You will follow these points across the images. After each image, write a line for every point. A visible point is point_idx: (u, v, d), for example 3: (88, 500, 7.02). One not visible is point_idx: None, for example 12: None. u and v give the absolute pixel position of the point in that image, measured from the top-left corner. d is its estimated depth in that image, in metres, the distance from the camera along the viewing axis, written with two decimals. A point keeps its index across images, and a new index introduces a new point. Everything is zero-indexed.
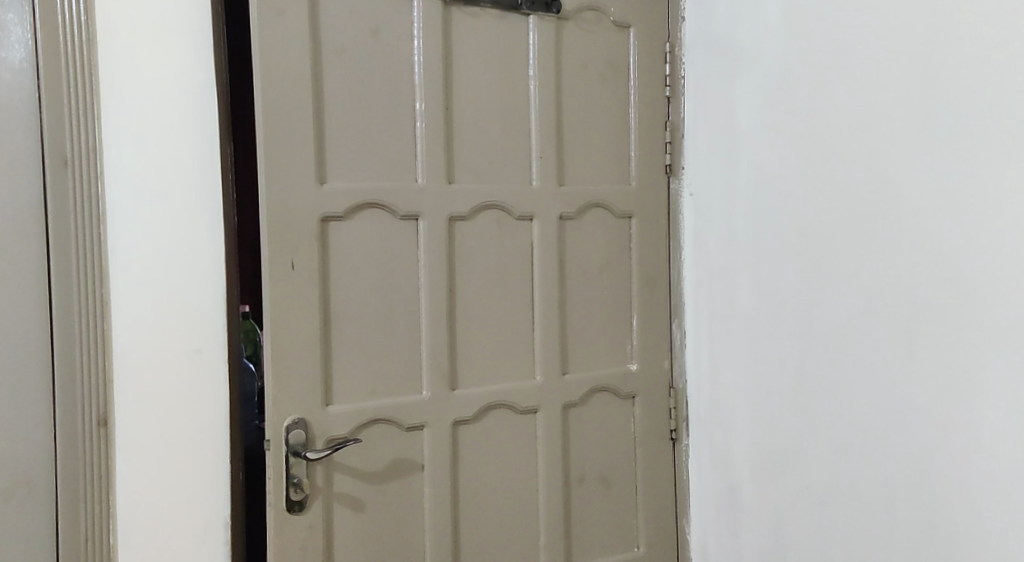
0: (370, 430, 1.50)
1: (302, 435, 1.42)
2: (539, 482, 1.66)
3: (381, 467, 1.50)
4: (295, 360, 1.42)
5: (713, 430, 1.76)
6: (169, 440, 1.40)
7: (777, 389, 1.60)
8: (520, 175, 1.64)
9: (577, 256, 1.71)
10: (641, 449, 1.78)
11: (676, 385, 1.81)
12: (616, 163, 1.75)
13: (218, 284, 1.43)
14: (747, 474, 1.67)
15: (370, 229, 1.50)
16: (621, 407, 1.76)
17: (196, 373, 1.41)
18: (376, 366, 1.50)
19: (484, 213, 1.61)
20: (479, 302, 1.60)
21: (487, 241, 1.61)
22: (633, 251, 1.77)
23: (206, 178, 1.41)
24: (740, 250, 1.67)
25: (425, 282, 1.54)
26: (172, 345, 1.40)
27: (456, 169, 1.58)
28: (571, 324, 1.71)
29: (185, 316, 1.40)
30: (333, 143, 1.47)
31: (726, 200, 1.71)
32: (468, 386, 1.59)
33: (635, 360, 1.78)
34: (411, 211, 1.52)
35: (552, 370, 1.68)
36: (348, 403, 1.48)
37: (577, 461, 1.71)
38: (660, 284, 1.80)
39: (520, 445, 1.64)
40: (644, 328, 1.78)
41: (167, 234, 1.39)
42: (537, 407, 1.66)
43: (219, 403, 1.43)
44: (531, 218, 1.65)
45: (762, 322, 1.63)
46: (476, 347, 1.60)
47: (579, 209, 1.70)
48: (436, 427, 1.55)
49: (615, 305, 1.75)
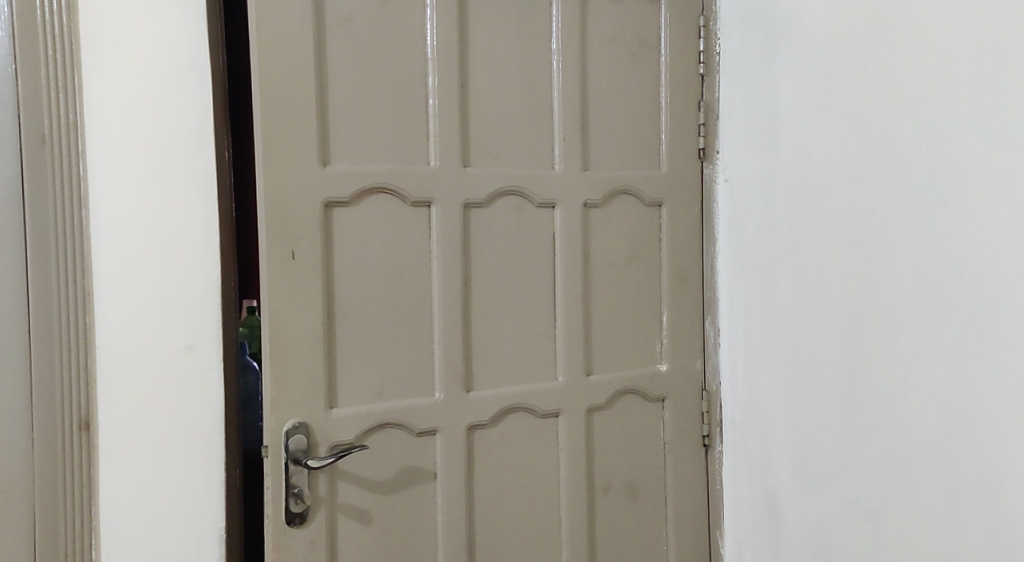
0: (378, 435, 1.37)
1: (304, 441, 1.30)
2: (561, 492, 1.53)
3: (391, 476, 1.38)
4: (295, 358, 1.30)
5: (748, 437, 1.61)
6: (158, 444, 1.28)
7: (821, 392, 1.45)
8: (541, 158, 1.51)
9: (602, 247, 1.58)
10: (672, 457, 1.64)
11: (709, 387, 1.67)
12: (645, 146, 1.62)
13: (212, 276, 1.31)
14: (786, 484, 1.52)
15: (378, 217, 1.37)
16: (649, 410, 1.63)
17: (187, 372, 1.30)
18: (383, 364, 1.38)
19: (502, 199, 1.48)
20: (497, 296, 1.48)
21: (505, 229, 1.48)
22: (663, 242, 1.64)
23: (200, 159, 1.30)
24: (778, 240, 1.53)
25: (438, 274, 1.42)
26: (162, 341, 1.28)
27: (472, 151, 1.45)
28: (596, 320, 1.58)
29: (176, 309, 1.29)
30: (338, 122, 1.34)
31: (763, 186, 1.56)
32: (484, 388, 1.46)
33: (665, 361, 1.64)
34: (423, 196, 1.40)
35: (575, 370, 1.55)
36: (355, 405, 1.35)
37: (601, 469, 1.58)
38: (693, 278, 1.66)
39: (540, 452, 1.52)
40: (675, 325, 1.64)
41: (157, 220, 1.28)
42: (559, 410, 1.53)
43: (214, 404, 1.32)
44: (553, 205, 1.53)
45: (804, 318, 1.48)
46: (494, 345, 1.48)
47: (605, 196, 1.58)
48: (449, 432, 1.42)
49: (643, 301, 1.62)
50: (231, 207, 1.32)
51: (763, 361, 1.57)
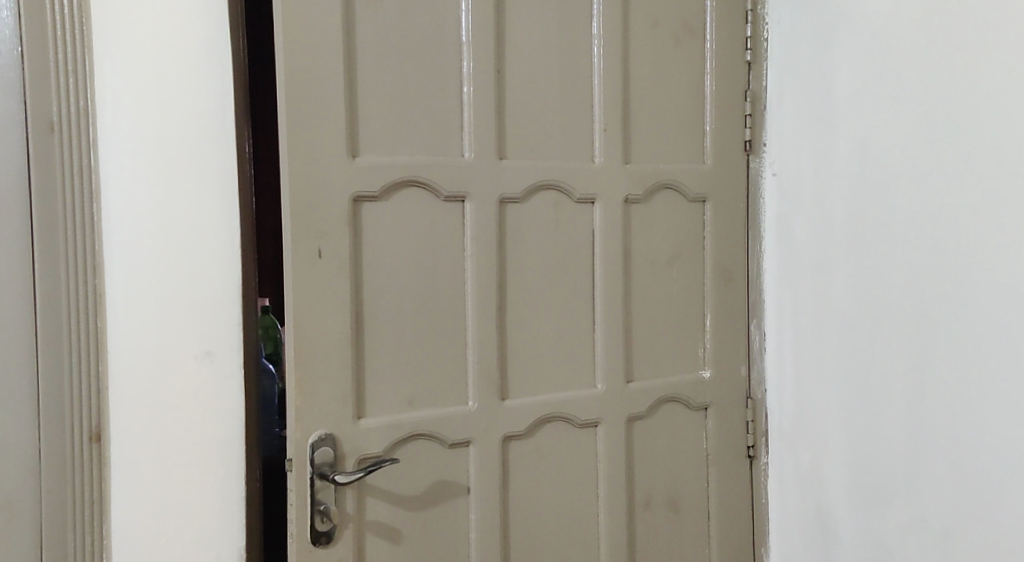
0: (409, 447, 1.28)
1: (330, 454, 1.21)
2: (600, 507, 1.44)
3: (422, 491, 1.28)
4: (321, 365, 1.21)
5: (798, 448, 1.51)
6: (173, 457, 1.19)
7: (882, 403, 1.35)
8: (580, 151, 1.42)
9: (644, 246, 1.48)
10: (715, 469, 1.54)
11: (754, 394, 1.58)
12: (689, 138, 1.53)
13: (232, 276, 1.22)
14: (842, 500, 1.42)
15: (410, 213, 1.28)
16: (692, 420, 1.53)
17: (205, 379, 1.20)
18: (414, 371, 1.28)
19: (540, 194, 1.38)
20: (533, 299, 1.38)
21: (542, 226, 1.39)
22: (707, 241, 1.54)
23: (218, 149, 1.20)
24: (834, 239, 1.43)
25: (473, 274, 1.32)
26: (178, 345, 1.19)
27: (508, 142, 1.35)
28: (637, 323, 1.48)
29: (193, 312, 1.20)
30: (367, 111, 1.25)
31: (817, 182, 1.46)
32: (520, 396, 1.37)
33: (708, 367, 1.55)
34: (457, 191, 1.30)
35: (615, 377, 1.45)
36: (384, 415, 1.26)
37: (641, 482, 1.48)
38: (738, 278, 1.56)
39: (578, 464, 1.42)
40: (719, 329, 1.55)
41: (172, 215, 1.18)
42: (599, 419, 1.43)
43: (234, 414, 1.22)
44: (593, 201, 1.43)
45: (864, 324, 1.38)
46: (530, 350, 1.38)
47: (648, 191, 1.48)
48: (483, 444, 1.33)
49: (686, 303, 1.53)
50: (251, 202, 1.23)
51: (815, 369, 1.47)
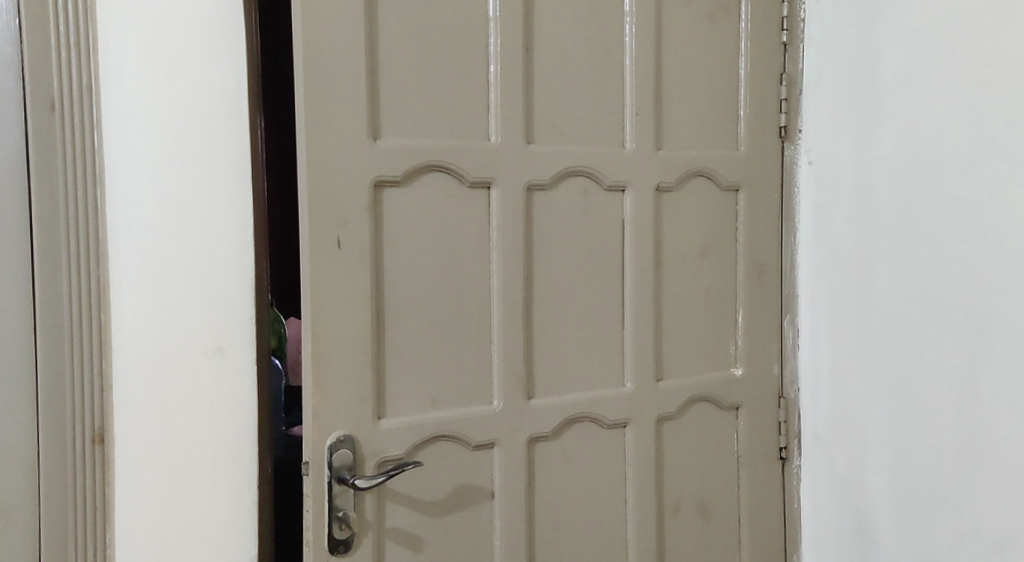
0: (431, 449, 1.20)
1: (349, 457, 1.13)
2: (629, 512, 1.37)
3: (444, 496, 1.21)
4: (340, 361, 1.13)
5: (835, 450, 1.45)
6: (181, 461, 1.11)
7: (930, 404, 1.28)
8: (610, 135, 1.34)
9: (675, 237, 1.41)
10: (747, 471, 1.47)
11: (787, 394, 1.51)
12: (722, 124, 1.45)
13: (244, 266, 1.14)
14: (884, 506, 1.36)
15: (433, 199, 1.20)
16: (723, 420, 1.46)
17: (216, 376, 1.12)
18: (436, 368, 1.21)
19: (569, 181, 1.31)
20: (561, 292, 1.31)
21: (571, 215, 1.31)
22: (740, 233, 1.47)
23: (230, 130, 1.12)
24: (879, 231, 1.36)
25: (499, 266, 1.24)
26: (187, 340, 1.11)
27: (536, 125, 1.28)
28: (668, 318, 1.41)
29: (203, 305, 1.11)
30: (389, 90, 1.17)
31: (860, 170, 1.39)
32: (547, 395, 1.30)
33: (740, 365, 1.47)
34: (483, 177, 1.22)
35: (644, 375, 1.37)
36: (405, 415, 1.18)
37: (671, 486, 1.41)
38: (771, 272, 1.49)
39: (607, 466, 1.35)
40: (751, 325, 1.48)
41: (181, 201, 1.10)
42: (628, 420, 1.36)
43: (246, 413, 1.14)
44: (623, 189, 1.35)
45: (910, 320, 1.31)
46: (558, 347, 1.31)
47: (680, 178, 1.40)
48: (508, 445, 1.25)
49: (719, 297, 1.45)
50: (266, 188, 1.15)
51: (855, 367, 1.41)
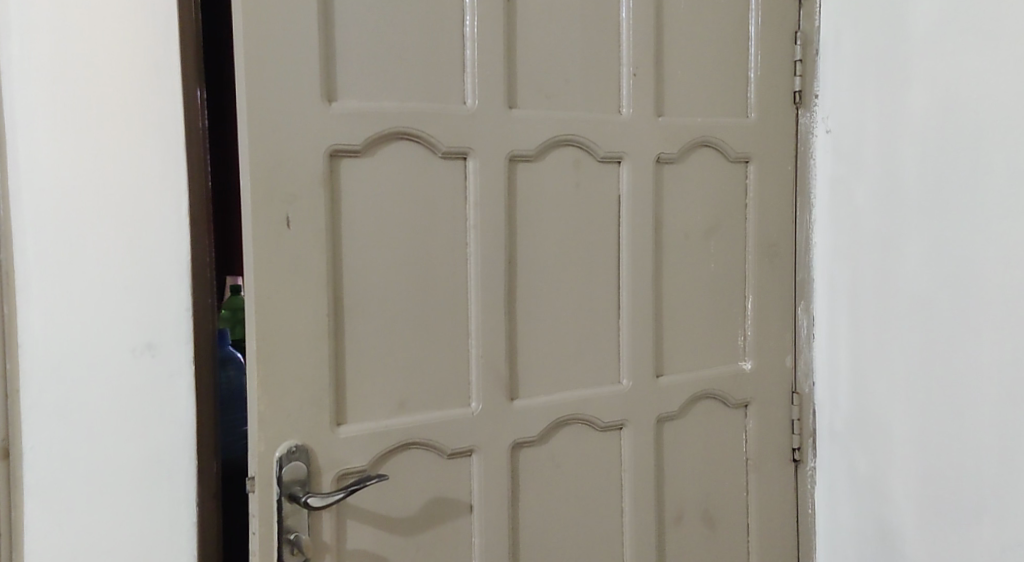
0: (400, 459, 1.05)
1: (302, 471, 0.98)
2: (625, 524, 1.22)
3: (415, 511, 1.06)
4: (291, 360, 0.97)
5: (855, 451, 1.30)
6: (105, 476, 0.96)
7: (965, 401, 1.14)
8: (604, 100, 1.18)
9: (677, 215, 1.25)
10: (756, 476, 1.33)
11: (800, 389, 1.36)
12: (730, 88, 1.29)
13: (179, 250, 0.98)
14: (911, 514, 1.21)
15: (401, 172, 1.04)
16: (730, 419, 1.31)
17: (145, 379, 0.97)
18: (405, 367, 1.05)
19: (557, 152, 1.15)
20: (549, 278, 1.15)
21: (560, 190, 1.15)
22: (749, 210, 1.32)
23: (160, 91, 0.97)
24: (907, 206, 1.21)
25: (477, 248, 1.09)
26: (111, 336, 0.95)
27: (519, 88, 1.12)
28: (669, 307, 1.25)
29: (130, 295, 0.96)
30: (346, 45, 1.00)
31: (885, 139, 1.24)
32: (532, 395, 1.15)
33: (749, 358, 1.33)
34: (458, 146, 1.06)
35: (643, 370, 1.22)
36: (369, 421, 1.03)
37: (673, 494, 1.26)
38: (784, 254, 1.34)
39: (600, 473, 1.20)
40: (761, 313, 1.32)
41: (102, 173, 0.94)
42: (624, 421, 1.21)
43: (182, 422, 0.99)
44: (619, 160, 1.19)
45: (942, 307, 1.16)
46: (545, 340, 1.16)
47: (683, 149, 1.24)
48: (489, 453, 1.10)
49: (726, 283, 1.30)
50: (207, 158, 0.99)
51: (878, 360, 1.26)
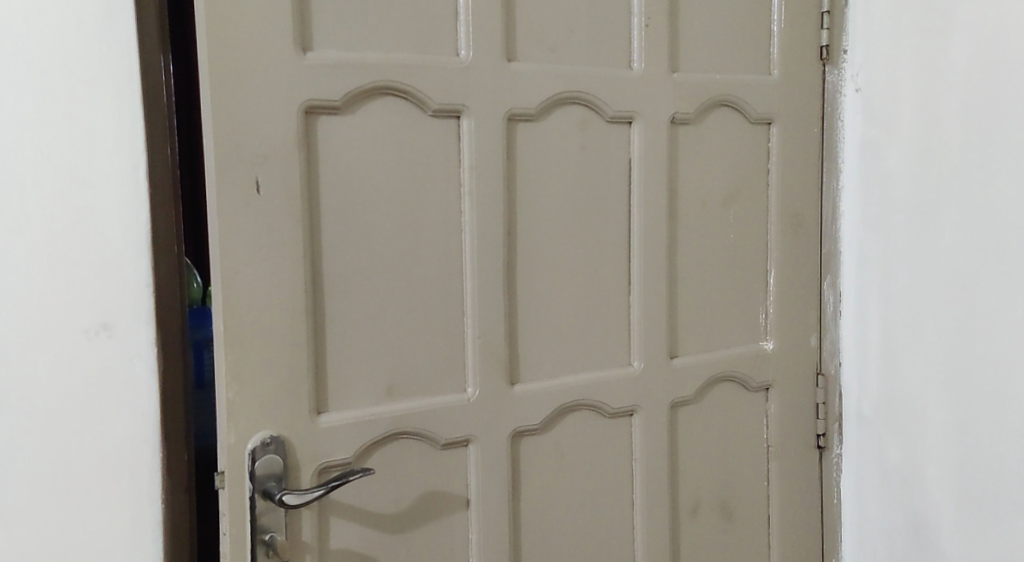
0: (388, 451, 0.95)
1: (278, 465, 0.88)
2: (636, 518, 1.12)
3: (405, 507, 0.96)
4: (264, 341, 0.87)
5: (885, 437, 1.20)
6: (57, 464, 0.89)
7: (1008, 383, 1.03)
8: (614, 55, 1.07)
9: (693, 182, 1.14)
10: (777, 464, 1.23)
11: (826, 370, 1.26)
12: (751, 42, 1.18)
13: (138, 219, 0.90)
14: (945, 506, 1.11)
15: (386, 132, 0.93)
16: (751, 403, 1.21)
17: (101, 359, 0.89)
18: (393, 348, 0.95)
19: (561, 111, 1.04)
20: (552, 250, 1.05)
21: (565, 153, 1.05)
22: (772, 176, 1.21)
23: (114, 44, 0.88)
24: (946, 170, 1.09)
25: (472, 218, 0.98)
26: (63, 311, 0.88)
27: (519, 39, 1.00)
28: (684, 282, 1.14)
29: (80, 266, 0.88)
30: None
31: (922, 96, 1.12)
32: (535, 380, 1.05)
33: (771, 337, 1.22)
34: (450, 102, 0.95)
35: (656, 352, 1.12)
36: (353, 409, 0.93)
37: (688, 485, 1.16)
38: (808, 224, 1.23)
39: (609, 464, 1.10)
40: (784, 288, 1.22)
41: (46, 129, 0.86)
42: (635, 407, 1.11)
43: (144, 406, 0.91)
44: (630, 120, 1.08)
45: (984, 280, 1.05)
46: (548, 319, 1.05)
47: (700, 109, 1.13)
48: (487, 443, 1.00)
49: (747, 256, 1.19)
50: (172, 122, 0.91)
51: (912, 338, 1.15)
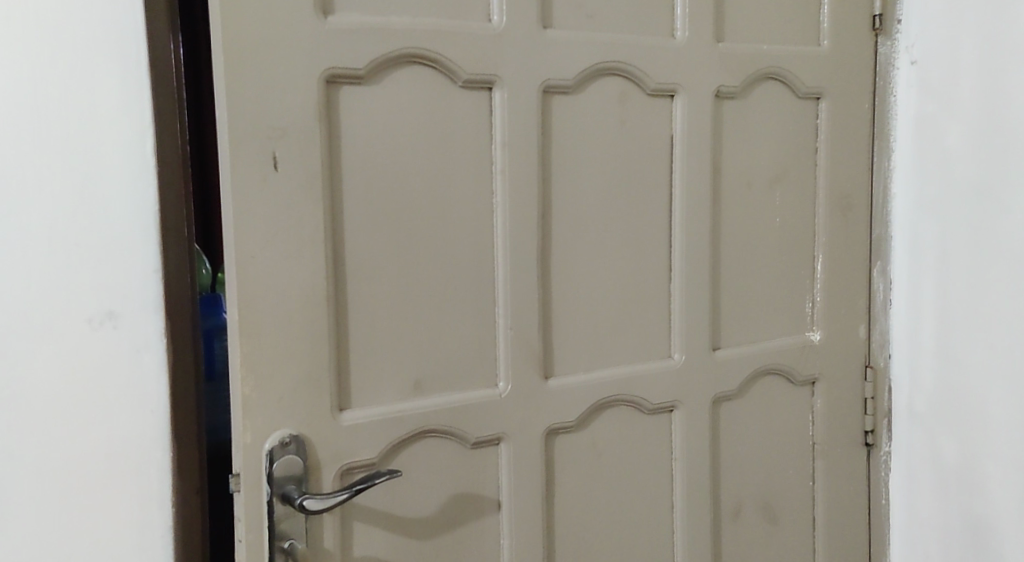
0: (415, 450, 0.88)
1: (297, 467, 0.81)
2: (676, 521, 1.05)
3: (433, 511, 0.89)
4: (282, 332, 0.80)
5: (939, 434, 1.12)
6: (59, 464, 0.82)
7: None
8: (655, 22, 0.99)
9: (738, 161, 1.06)
10: (823, 462, 1.15)
11: (875, 362, 1.18)
12: (800, 11, 1.10)
13: (145, 199, 0.83)
14: (1007, 508, 1.04)
15: (413, 104, 0.85)
16: (796, 398, 1.14)
17: (106, 351, 0.82)
18: (420, 339, 0.88)
19: (600, 83, 0.96)
20: (589, 234, 0.97)
21: (603, 129, 0.97)
22: (820, 155, 1.13)
23: (118, 7, 0.81)
24: (1012, 147, 1.01)
25: (504, 198, 0.90)
26: (64, 298, 0.81)
27: (555, 4, 0.93)
28: (728, 269, 1.07)
29: (81, 249, 0.81)
30: None
31: (986, 67, 1.04)
32: (570, 373, 0.97)
33: (818, 328, 1.14)
34: (482, 72, 0.88)
35: (698, 343, 1.05)
36: (378, 406, 0.86)
37: (730, 485, 1.09)
38: (858, 207, 1.15)
39: (647, 463, 1.03)
40: (832, 275, 1.14)
41: (43, 99, 0.79)
42: (676, 402, 1.04)
43: (152, 401, 0.84)
44: (672, 94, 1.00)
45: None
46: (585, 308, 0.98)
47: (746, 82, 1.05)
48: (520, 441, 0.93)
49: (793, 240, 1.12)
50: (183, 94, 0.83)
51: (972, 328, 1.07)
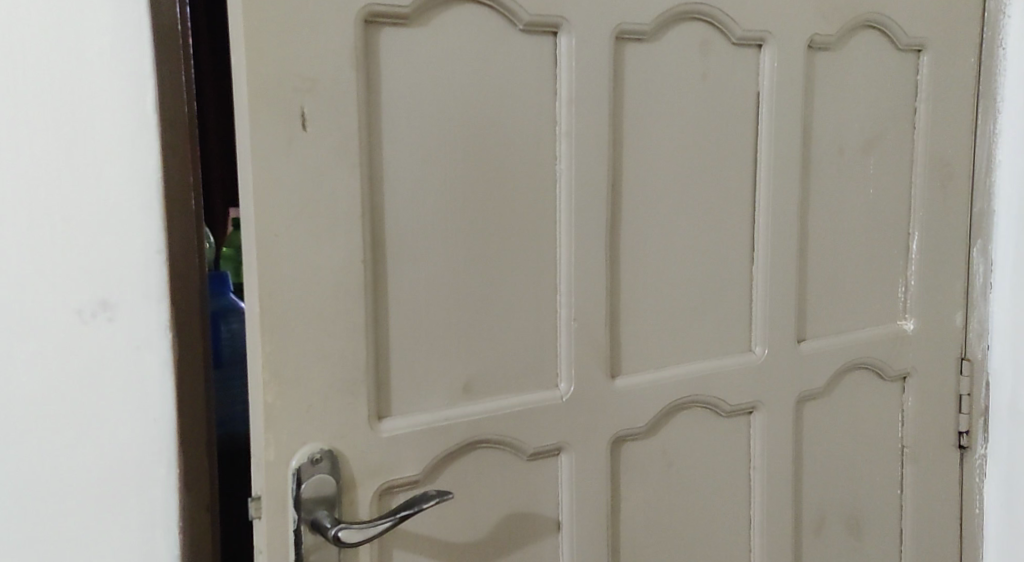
0: (465, 465, 0.75)
1: (330, 489, 0.68)
2: (754, 537, 0.92)
3: (485, 534, 0.76)
4: (310, 327, 0.66)
5: None
6: (46, 482, 0.69)
7: None
8: None
9: (830, 123, 0.92)
10: (913, 467, 1.02)
11: (970, 355, 1.04)
12: None
13: (146, 166, 0.69)
14: None
15: (466, 52, 0.71)
16: (885, 395, 1.00)
17: (101, 347, 0.69)
18: (472, 334, 0.74)
19: (679, 29, 0.81)
20: (664, 209, 0.83)
21: (682, 85, 0.82)
22: (919, 118, 0.98)
23: None
24: None
25: (570, 167, 0.76)
26: (50, 285, 0.67)
27: None
28: (816, 249, 0.93)
29: (70, 226, 0.67)
30: None
31: None
32: (640, 371, 0.84)
33: (911, 316, 1.01)
34: (546, 14, 0.73)
35: (782, 334, 0.91)
36: (423, 414, 0.73)
37: (813, 495, 0.96)
38: (958, 178, 1.01)
39: (723, 472, 0.90)
40: (928, 256, 1.00)
41: (17, 42, 0.65)
42: (757, 403, 0.90)
43: (156, 407, 0.71)
44: (761, 44, 0.86)
45: None
46: (657, 296, 0.84)
47: (842, 31, 0.90)
48: (584, 451, 0.80)
49: (887, 216, 0.97)
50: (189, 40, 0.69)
51: None
